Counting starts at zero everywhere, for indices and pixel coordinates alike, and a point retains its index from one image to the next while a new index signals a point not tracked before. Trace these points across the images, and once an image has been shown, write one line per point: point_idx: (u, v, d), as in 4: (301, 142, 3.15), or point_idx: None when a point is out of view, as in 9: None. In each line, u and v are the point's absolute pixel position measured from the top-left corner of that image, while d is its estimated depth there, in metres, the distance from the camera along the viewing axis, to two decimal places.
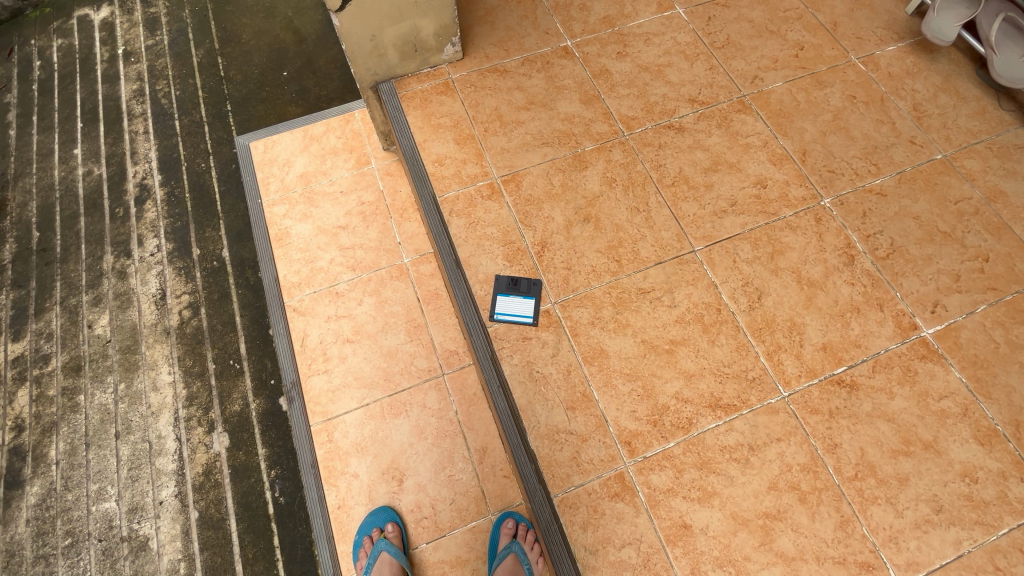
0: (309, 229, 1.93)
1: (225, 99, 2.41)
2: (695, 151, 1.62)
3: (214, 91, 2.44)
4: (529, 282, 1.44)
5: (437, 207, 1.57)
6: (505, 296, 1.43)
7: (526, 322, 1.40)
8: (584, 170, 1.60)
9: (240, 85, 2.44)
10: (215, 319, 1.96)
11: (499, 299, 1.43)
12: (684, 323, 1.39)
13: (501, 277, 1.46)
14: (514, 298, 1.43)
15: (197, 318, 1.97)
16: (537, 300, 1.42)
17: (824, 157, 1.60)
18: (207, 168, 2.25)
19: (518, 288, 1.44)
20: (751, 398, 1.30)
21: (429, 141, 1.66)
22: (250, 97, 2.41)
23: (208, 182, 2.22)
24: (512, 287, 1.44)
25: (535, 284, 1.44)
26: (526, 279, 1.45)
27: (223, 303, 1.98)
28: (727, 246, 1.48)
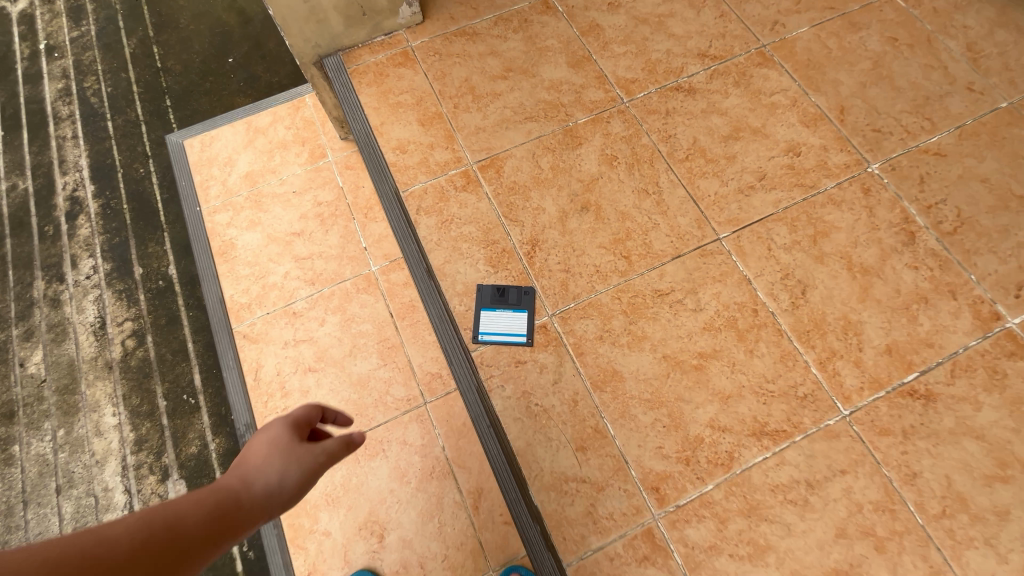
0: (258, 239, 1.64)
1: (164, 94, 2.10)
2: (710, 116, 1.34)
3: (151, 85, 2.12)
4: (520, 292, 1.17)
5: (401, 205, 1.29)
6: (490, 311, 1.17)
7: (523, 343, 1.14)
8: (578, 148, 1.32)
9: (180, 76, 2.13)
10: (163, 347, 1.69)
11: (483, 316, 1.17)
12: (713, 330, 1.12)
13: (484, 286, 1.19)
14: (502, 312, 1.16)
15: (143, 347, 1.69)
16: (535, 313, 1.16)
17: (866, 114, 1.33)
18: (148, 174, 1.95)
19: (504, 300, 1.17)
20: (803, 421, 1.04)
21: (388, 124, 1.37)
22: (192, 90, 2.10)
23: (149, 190, 1.92)
24: (497, 298, 1.17)
25: (531, 293, 1.17)
26: (514, 287, 1.18)
27: (172, 328, 1.71)
28: (758, 230, 1.21)
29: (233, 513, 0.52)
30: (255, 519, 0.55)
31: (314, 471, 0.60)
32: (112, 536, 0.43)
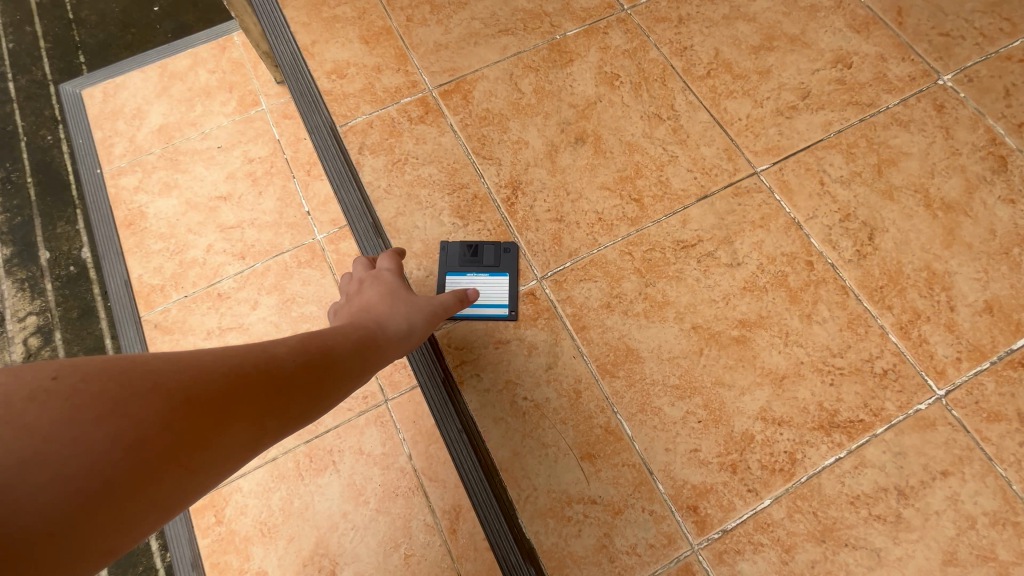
0: (173, 205, 1.31)
1: (78, 49, 1.72)
2: (735, 23, 1.05)
3: (63, 40, 1.74)
4: (498, 248, 0.88)
5: (338, 143, 0.98)
6: (458, 274, 0.88)
7: (504, 317, 0.85)
8: (568, 66, 1.02)
9: (96, 28, 1.75)
10: (75, 347, 1.38)
11: (449, 281, 0.88)
12: (758, 291, 0.84)
13: (451, 244, 0.90)
14: (473, 276, 0.87)
15: (51, 348, 1.38)
16: (518, 277, 0.87)
17: (930, 14, 1.05)
18: (57, 142, 1.58)
19: (477, 259, 0.88)
20: (886, 407, 0.77)
21: (321, 43, 1.06)
22: (110, 43, 1.72)
23: (59, 161, 1.56)
24: (467, 257, 0.89)
25: (513, 250, 0.88)
26: (490, 243, 0.89)
27: (86, 323, 1.39)
28: (806, 161, 0.93)
29: (371, 344, 0.68)
30: (389, 350, 0.72)
31: (422, 317, 0.76)
32: (282, 353, 0.58)
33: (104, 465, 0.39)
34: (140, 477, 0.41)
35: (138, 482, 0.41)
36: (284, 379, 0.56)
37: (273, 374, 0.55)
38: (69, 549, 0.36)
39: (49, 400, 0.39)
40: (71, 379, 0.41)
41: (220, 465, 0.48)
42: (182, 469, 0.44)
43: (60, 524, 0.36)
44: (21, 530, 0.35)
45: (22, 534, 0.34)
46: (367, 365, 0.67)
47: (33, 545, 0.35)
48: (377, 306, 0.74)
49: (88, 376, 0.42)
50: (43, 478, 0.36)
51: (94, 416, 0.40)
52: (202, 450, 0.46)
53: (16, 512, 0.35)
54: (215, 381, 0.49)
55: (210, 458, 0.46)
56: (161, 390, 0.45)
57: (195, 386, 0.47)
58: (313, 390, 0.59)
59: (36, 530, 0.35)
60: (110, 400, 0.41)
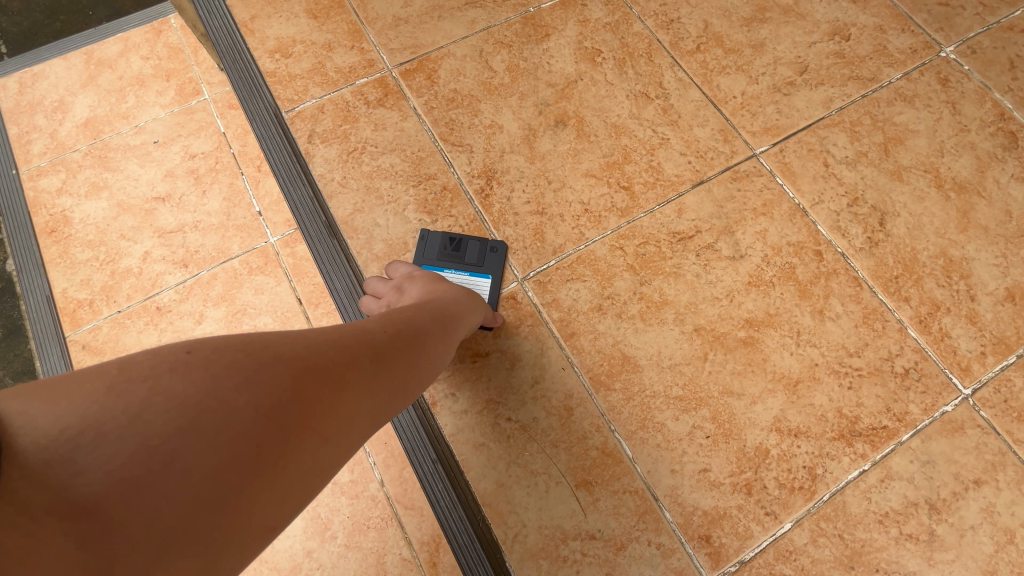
0: (103, 209, 1.16)
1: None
2: None
3: None
4: (484, 245, 0.78)
5: (284, 131, 0.86)
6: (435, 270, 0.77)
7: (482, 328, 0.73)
8: (544, 41, 0.91)
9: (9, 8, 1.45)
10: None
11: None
12: (765, 286, 0.75)
13: (431, 233, 0.79)
14: (452, 275, 0.76)
15: None
16: (502, 282, 0.76)
17: None
18: None
19: (458, 255, 0.77)
20: (911, 411, 0.69)
21: (262, 18, 0.93)
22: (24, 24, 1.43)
23: None
24: (447, 252, 0.78)
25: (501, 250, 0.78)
26: (475, 239, 0.78)
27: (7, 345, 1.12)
28: (809, 141, 0.85)
29: (446, 322, 0.60)
30: (456, 334, 0.63)
31: (479, 299, 0.69)
32: (376, 325, 0.52)
33: (252, 435, 0.35)
34: (287, 447, 0.37)
35: (287, 453, 0.37)
36: (395, 347, 0.50)
37: (382, 343, 0.50)
38: (230, 520, 0.34)
39: (186, 371, 0.35)
40: (202, 351, 0.37)
41: (353, 433, 0.44)
42: (318, 438, 0.39)
43: (224, 496, 0.33)
44: (190, 506, 0.32)
45: (191, 509, 0.32)
46: (449, 343, 0.60)
47: (203, 519, 0.32)
48: (432, 292, 0.66)
49: (219, 347, 0.37)
50: (191, 452, 0.33)
51: (228, 383, 0.36)
52: (336, 420, 0.41)
53: (180, 486, 0.32)
54: (331, 350, 0.44)
55: (344, 425, 0.42)
56: (286, 358, 0.40)
57: (317, 354, 0.42)
58: (418, 360, 0.53)
59: (202, 497, 0.33)
60: (244, 369, 0.37)
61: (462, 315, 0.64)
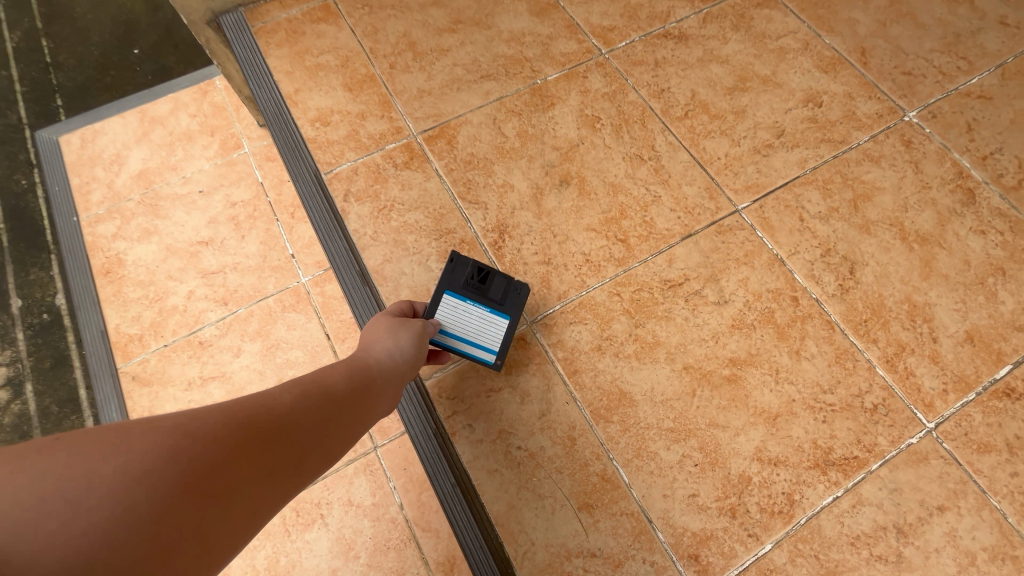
0: (153, 251, 1.29)
1: (55, 92, 1.57)
2: (709, 66, 1.09)
3: (39, 85, 1.59)
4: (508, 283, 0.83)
5: (324, 190, 0.98)
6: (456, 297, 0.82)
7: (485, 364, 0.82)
8: (550, 109, 1.04)
9: (74, 71, 1.61)
10: (48, 402, 1.25)
11: (445, 300, 0.82)
12: (746, 329, 0.85)
13: (465, 262, 0.83)
14: (473, 306, 0.82)
15: (20, 403, 1.25)
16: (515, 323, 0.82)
17: (891, 55, 1.10)
18: (31, 184, 1.43)
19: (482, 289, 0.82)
20: (879, 442, 0.77)
21: (305, 91, 1.06)
22: (88, 85, 1.58)
23: (29, 205, 1.41)
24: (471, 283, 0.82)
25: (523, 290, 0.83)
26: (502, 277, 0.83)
27: (60, 374, 1.26)
28: (786, 198, 0.95)
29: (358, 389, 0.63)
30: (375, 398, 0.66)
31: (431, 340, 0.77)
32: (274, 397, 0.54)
33: (123, 500, 0.37)
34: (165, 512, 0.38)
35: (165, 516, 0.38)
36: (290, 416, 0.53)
37: (276, 411, 0.52)
38: None
39: (52, 451, 0.38)
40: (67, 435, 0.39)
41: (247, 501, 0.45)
42: (202, 504, 0.40)
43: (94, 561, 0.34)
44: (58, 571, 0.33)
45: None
46: (363, 404, 0.63)
47: None
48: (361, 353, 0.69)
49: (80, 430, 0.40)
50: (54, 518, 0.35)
51: (95, 456, 0.38)
52: (223, 483, 0.43)
53: (36, 559, 0.33)
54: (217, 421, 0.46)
55: (232, 492, 0.43)
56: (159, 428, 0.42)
57: (198, 422, 0.44)
58: (320, 427, 0.55)
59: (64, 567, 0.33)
60: (110, 441, 0.39)
61: (383, 368, 0.68)
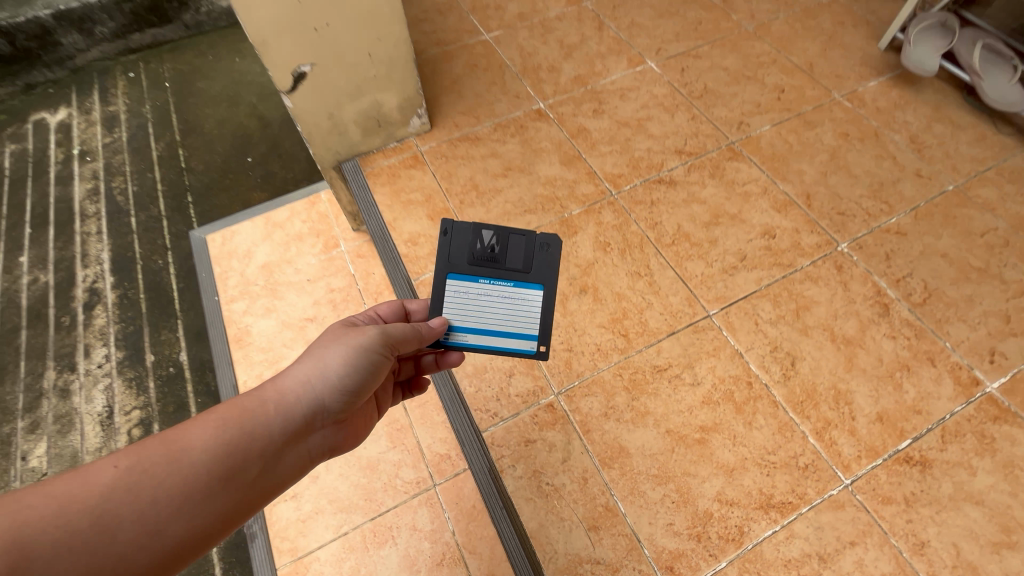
0: (273, 325, 1.71)
1: (186, 190, 2.38)
2: (691, 205, 1.49)
3: (174, 184, 2.41)
4: (530, 253, 0.97)
5: (413, 292, 1.39)
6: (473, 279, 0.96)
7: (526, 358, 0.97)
8: (574, 236, 1.44)
9: (202, 174, 2.44)
10: None
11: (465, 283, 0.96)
12: (712, 404, 1.18)
13: (465, 237, 0.96)
14: (494, 285, 0.96)
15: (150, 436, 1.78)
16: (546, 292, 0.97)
17: (830, 199, 1.49)
18: (165, 265, 2.13)
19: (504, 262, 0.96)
20: (808, 492, 1.07)
21: (400, 219, 1.52)
22: (212, 186, 2.40)
23: (165, 279, 2.09)
24: (485, 260, 0.96)
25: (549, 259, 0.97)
26: (508, 238, 0.96)
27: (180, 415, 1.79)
28: (745, 306, 1.31)
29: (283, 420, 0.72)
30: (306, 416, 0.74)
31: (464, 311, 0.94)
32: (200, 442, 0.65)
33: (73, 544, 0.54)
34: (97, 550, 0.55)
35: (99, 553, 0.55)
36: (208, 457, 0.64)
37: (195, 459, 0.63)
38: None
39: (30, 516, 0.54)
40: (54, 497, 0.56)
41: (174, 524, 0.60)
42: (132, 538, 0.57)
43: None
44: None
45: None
46: (289, 428, 0.72)
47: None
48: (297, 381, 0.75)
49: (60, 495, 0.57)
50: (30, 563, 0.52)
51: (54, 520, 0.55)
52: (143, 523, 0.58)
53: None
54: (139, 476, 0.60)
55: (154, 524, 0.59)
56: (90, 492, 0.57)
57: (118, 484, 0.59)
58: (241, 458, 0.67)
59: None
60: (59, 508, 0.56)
61: (294, 399, 0.73)
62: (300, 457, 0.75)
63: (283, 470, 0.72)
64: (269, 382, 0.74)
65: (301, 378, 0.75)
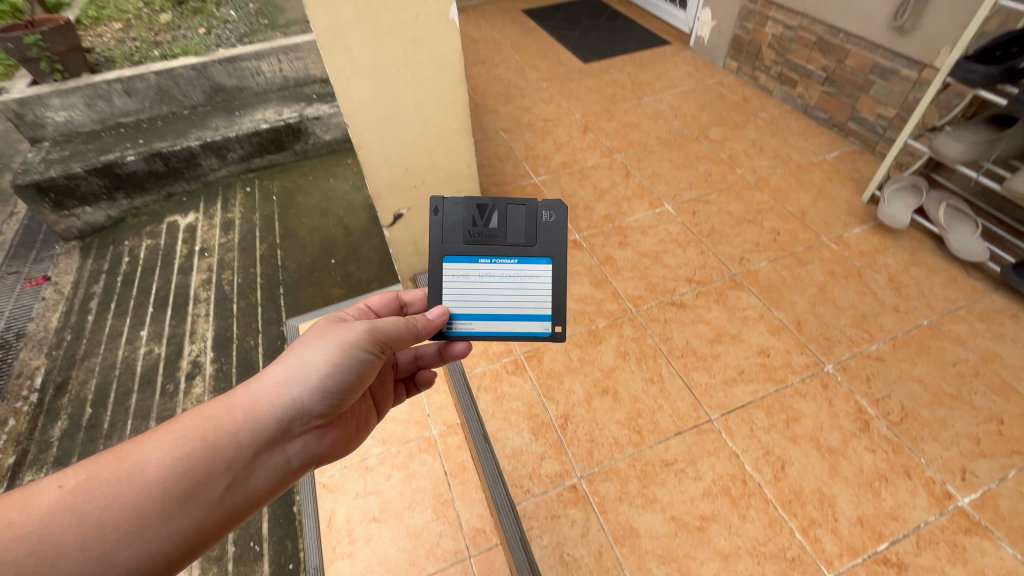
0: None
1: (280, 284, 2.88)
2: (698, 325, 1.80)
3: (271, 278, 2.91)
4: (532, 225, 1.08)
5: (466, 382, 1.72)
6: (475, 260, 1.09)
7: (541, 335, 1.12)
8: (599, 345, 1.77)
9: (294, 271, 2.96)
10: None
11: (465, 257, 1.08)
12: (711, 497, 1.39)
13: (469, 215, 1.07)
14: (496, 263, 1.08)
15: None
16: (553, 263, 1.09)
17: (818, 326, 1.77)
18: (255, 345, 2.57)
19: (504, 239, 1.08)
20: None
21: None
22: (300, 281, 2.90)
23: (254, 358, 2.52)
24: (483, 237, 1.08)
25: (552, 229, 1.08)
26: (512, 213, 1.08)
27: None
28: (742, 414, 1.56)
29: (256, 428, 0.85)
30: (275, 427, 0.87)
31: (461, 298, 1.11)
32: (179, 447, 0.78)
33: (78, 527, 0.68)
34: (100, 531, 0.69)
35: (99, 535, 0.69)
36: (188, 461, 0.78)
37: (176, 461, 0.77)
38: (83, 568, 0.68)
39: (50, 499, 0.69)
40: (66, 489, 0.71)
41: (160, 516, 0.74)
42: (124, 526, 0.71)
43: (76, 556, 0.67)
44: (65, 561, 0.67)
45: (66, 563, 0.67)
46: (263, 436, 0.85)
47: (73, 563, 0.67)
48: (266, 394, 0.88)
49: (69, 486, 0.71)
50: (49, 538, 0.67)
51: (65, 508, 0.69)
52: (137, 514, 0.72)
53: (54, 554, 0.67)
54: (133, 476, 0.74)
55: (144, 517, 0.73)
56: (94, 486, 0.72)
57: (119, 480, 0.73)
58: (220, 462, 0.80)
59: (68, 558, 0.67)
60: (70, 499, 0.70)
61: (264, 405, 0.86)
62: (273, 460, 0.88)
63: (261, 465, 0.86)
64: (232, 396, 0.86)
65: (266, 392, 0.87)
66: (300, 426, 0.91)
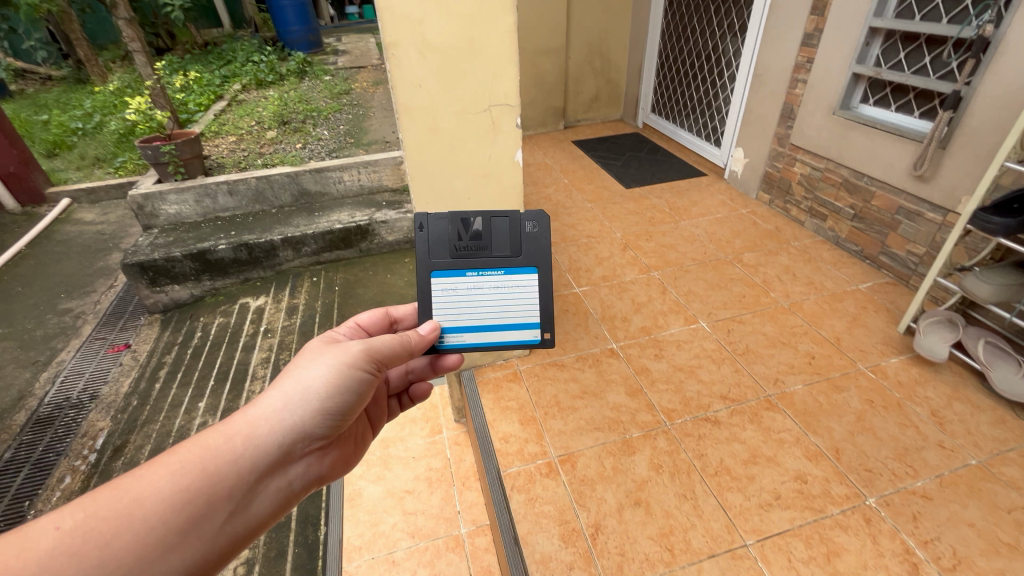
0: (379, 491, 1.99)
1: None
2: (732, 443, 1.83)
3: None
4: (516, 237, 1.18)
5: (500, 481, 1.77)
6: (461, 274, 1.19)
7: (531, 341, 1.25)
8: (632, 455, 1.81)
9: None
10: None
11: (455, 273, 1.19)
12: None
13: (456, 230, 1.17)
14: (484, 277, 1.19)
15: None
16: (538, 272, 1.20)
17: (858, 456, 1.75)
18: None
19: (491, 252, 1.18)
20: None
21: (498, 420, 1.99)
22: None
23: None
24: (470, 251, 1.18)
25: (535, 239, 1.18)
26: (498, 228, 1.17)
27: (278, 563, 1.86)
28: (780, 542, 1.52)
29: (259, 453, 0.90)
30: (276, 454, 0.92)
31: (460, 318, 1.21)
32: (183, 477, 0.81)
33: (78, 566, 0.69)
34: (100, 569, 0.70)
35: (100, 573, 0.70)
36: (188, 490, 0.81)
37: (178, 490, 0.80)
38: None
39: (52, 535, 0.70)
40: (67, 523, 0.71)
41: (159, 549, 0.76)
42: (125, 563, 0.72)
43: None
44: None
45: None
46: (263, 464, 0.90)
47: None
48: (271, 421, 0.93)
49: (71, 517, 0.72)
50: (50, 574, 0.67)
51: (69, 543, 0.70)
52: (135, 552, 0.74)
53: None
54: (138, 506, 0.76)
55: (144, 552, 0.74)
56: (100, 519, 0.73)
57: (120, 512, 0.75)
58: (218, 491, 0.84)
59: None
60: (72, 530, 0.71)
61: (267, 432, 0.91)
62: (272, 487, 0.92)
63: (264, 491, 0.91)
64: (230, 424, 0.89)
65: (266, 418, 0.92)
66: (300, 449, 0.97)
